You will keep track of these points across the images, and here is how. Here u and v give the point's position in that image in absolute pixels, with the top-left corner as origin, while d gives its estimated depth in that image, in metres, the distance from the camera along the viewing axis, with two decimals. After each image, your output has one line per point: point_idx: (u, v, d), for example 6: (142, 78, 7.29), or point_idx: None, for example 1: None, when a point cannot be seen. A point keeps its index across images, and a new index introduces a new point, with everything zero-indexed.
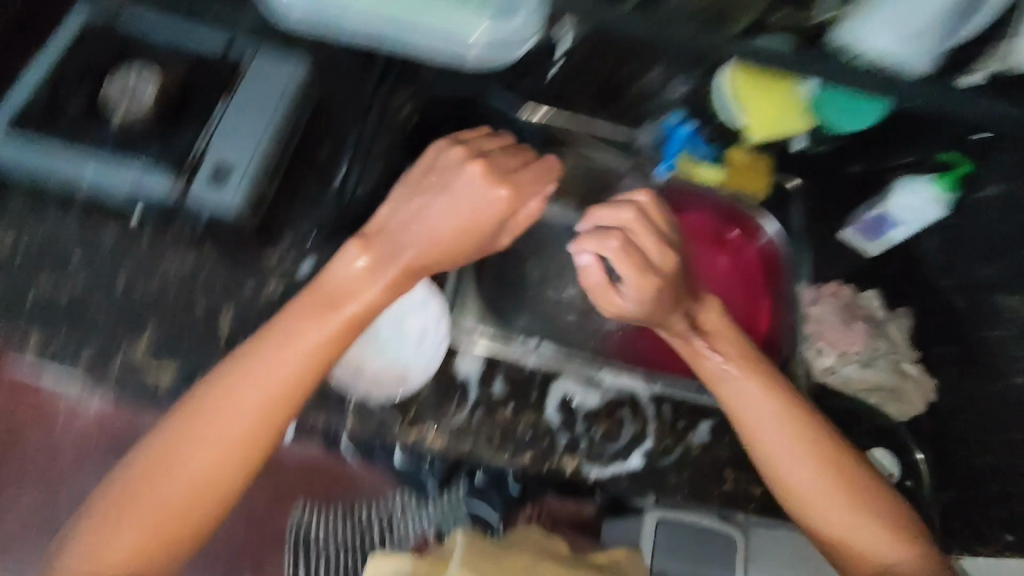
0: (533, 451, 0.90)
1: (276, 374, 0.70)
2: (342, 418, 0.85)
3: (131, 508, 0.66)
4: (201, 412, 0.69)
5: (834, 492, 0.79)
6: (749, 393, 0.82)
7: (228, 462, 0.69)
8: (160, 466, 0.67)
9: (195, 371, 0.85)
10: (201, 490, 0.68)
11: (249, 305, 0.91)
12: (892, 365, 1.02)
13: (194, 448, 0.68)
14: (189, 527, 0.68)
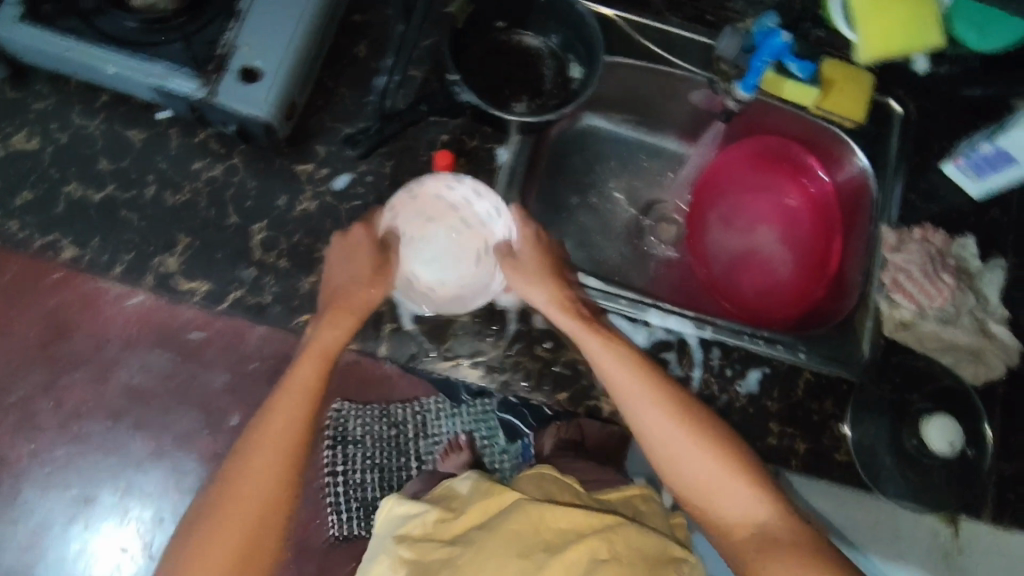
0: (569, 389, 0.87)
1: (314, 374, 0.74)
2: (377, 342, 0.85)
3: (225, 521, 0.68)
4: (278, 407, 0.72)
5: (712, 483, 0.72)
6: (614, 370, 0.77)
7: (288, 464, 0.71)
8: (235, 477, 0.70)
9: (242, 277, 0.85)
10: (274, 490, 0.70)
11: (283, 218, 0.88)
12: (975, 324, 0.91)
13: (268, 445, 0.71)
14: (263, 534, 0.69)
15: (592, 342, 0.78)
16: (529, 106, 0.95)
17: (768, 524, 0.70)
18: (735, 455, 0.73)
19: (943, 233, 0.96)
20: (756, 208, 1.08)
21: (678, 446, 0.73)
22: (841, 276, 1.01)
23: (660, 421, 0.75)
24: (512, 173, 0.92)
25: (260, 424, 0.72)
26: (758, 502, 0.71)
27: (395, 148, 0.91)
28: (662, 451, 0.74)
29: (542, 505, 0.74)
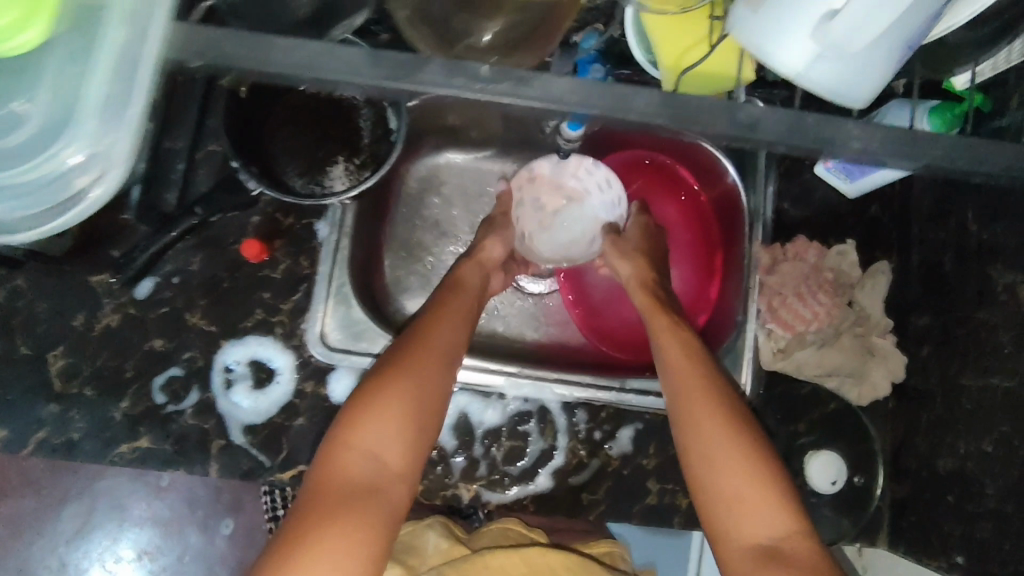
0: (424, 481, 0.81)
1: (454, 331, 0.71)
2: (206, 463, 0.78)
3: (325, 483, 0.59)
4: (420, 362, 0.66)
5: (744, 495, 0.59)
6: (675, 363, 0.68)
7: (420, 421, 0.63)
8: (355, 433, 0.61)
9: (47, 412, 0.78)
10: (408, 461, 0.62)
11: (82, 341, 0.79)
12: (857, 342, 0.85)
13: (407, 390, 0.63)
14: (387, 491, 0.60)
15: (659, 335, 0.73)
16: (351, 180, 0.82)
17: (781, 540, 0.56)
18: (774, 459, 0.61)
19: (819, 244, 0.88)
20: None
21: (747, 460, 0.60)
22: (723, 300, 0.90)
23: (705, 437, 0.62)
24: (337, 249, 0.82)
25: (392, 372, 0.64)
26: (771, 525, 0.57)
27: (199, 241, 0.81)
28: (694, 452, 0.62)
29: (506, 554, 0.71)
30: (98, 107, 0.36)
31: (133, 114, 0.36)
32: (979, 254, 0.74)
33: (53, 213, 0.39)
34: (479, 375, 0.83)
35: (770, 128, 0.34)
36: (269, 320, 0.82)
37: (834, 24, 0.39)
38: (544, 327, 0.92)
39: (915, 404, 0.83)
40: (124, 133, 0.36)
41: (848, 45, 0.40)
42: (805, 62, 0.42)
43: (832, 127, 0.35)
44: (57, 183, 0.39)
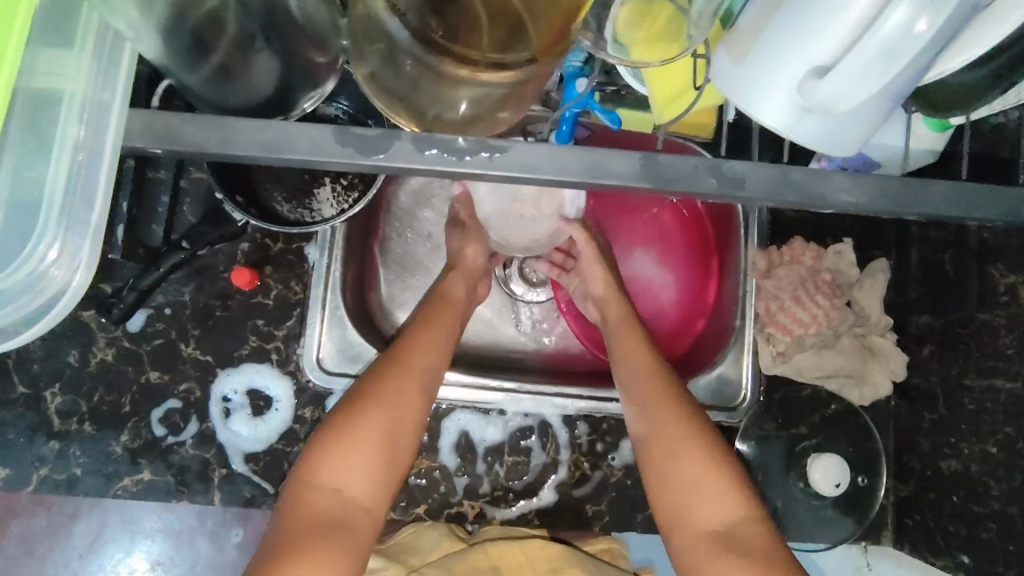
0: (427, 500, 0.81)
1: (426, 358, 0.70)
2: (208, 493, 0.78)
3: (292, 517, 0.59)
4: (384, 390, 0.66)
5: (707, 481, 0.63)
6: (638, 373, 0.72)
7: (393, 447, 0.64)
8: (322, 468, 0.61)
9: (44, 449, 0.78)
10: (374, 493, 0.62)
11: (78, 377, 0.79)
12: (857, 343, 0.85)
13: (371, 418, 0.64)
14: (354, 522, 0.60)
15: (620, 346, 0.76)
16: (337, 206, 0.80)
17: (733, 523, 0.61)
18: (727, 457, 0.65)
19: (816, 245, 0.87)
20: (631, 232, 0.96)
21: (699, 453, 0.65)
22: (719, 304, 0.89)
23: (666, 427, 0.67)
24: (328, 272, 0.80)
25: (355, 404, 0.64)
26: (722, 508, 0.62)
27: (191, 270, 0.81)
28: (655, 450, 0.67)
29: (501, 545, 0.73)
30: (55, 218, 0.41)
31: (95, 218, 0.42)
32: (980, 254, 0.74)
33: (30, 319, 0.43)
34: (476, 391, 0.81)
35: (753, 184, 0.41)
36: (265, 347, 0.81)
37: (822, 86, 0.37)
38: (543, 338, 0.91)
39: (917, 404, 0.83)
40: (88, 240, 0.42)
41: (832, 107, 0.39)
42: (788, 115, 0.42)
43: (818, 180, 0.41)
44: (33, 287, 0.43)
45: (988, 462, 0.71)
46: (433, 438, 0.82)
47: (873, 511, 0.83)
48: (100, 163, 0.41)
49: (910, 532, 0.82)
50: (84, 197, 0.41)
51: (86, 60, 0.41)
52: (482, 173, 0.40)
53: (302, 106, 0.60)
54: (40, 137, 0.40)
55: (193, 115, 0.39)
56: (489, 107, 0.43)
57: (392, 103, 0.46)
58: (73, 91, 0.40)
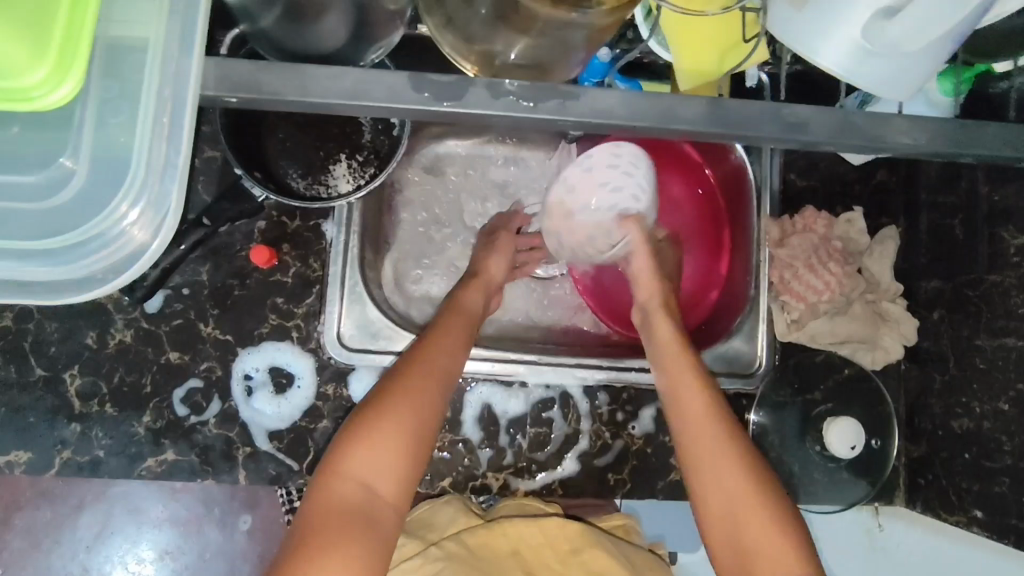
0: (451, 474, 0.82)
1: (448, 354, 0.70)
2: (233, 472, 0.78)
3: (318, 511, 0.60)
4: (408, 385, 0.65)
5: (751, 511, 0.60)
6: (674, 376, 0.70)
7: (417, 442, 0.64)
8: (348, 459, 0.61)
9: (65, 432, 0.77)
10: (400, 486, 0.62)
11: (97, 359, 0.78)
12: (868, 309, 0.86)
13: (396, 413, 0.63)
14: (380, 518, 0.61)
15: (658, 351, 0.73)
16: (353, 181, 0.79)
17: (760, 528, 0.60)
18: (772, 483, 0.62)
19: (827, 213, 0.88)
20: None
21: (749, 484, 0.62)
22: (733, 274, 0.90)
23: (712, 450, 0.64)
24: (346, 249, 0.81)
25: (379, 401, 0.64)
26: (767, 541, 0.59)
27: (207, 249, 0.80)
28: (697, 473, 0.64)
29: (518, 521, 0.74)
30: (143, 165, 0.46)
31: (181, 161, 0.47)
32: (990, 217, 0.75)
33: (121, 263, 0.48)
34: (498, 364, 0.82)
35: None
36: (285, 325, 0.81)
37: (896, 23, 0.44)
38: (560, 312, 0.91)
39: (928, 367, 0.85)
40: (173, 183, 0.47)
41: (902, 45, 0.45)
42: (853, 58, 0.48)
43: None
44: (120, 236, 0.47)
45: (1001, 419, 0.73)
46: (456, 412, 0.83)
47: (886, 473, 0.86)
48: (182, 107, 0.46)
49: (923, 491, 0.85)
50: (171, 142, 0.46)
51: (162, 11, 0.46)
52: (548, 115, 0.47)
53: (370, 57, 0.63)
54: (122, 85, 0.46)
55: (272, 66, 0.47)
56: (552, 48, 0.49)
57: (464, 51, 0.53)
58: (153, 38, 0.46)
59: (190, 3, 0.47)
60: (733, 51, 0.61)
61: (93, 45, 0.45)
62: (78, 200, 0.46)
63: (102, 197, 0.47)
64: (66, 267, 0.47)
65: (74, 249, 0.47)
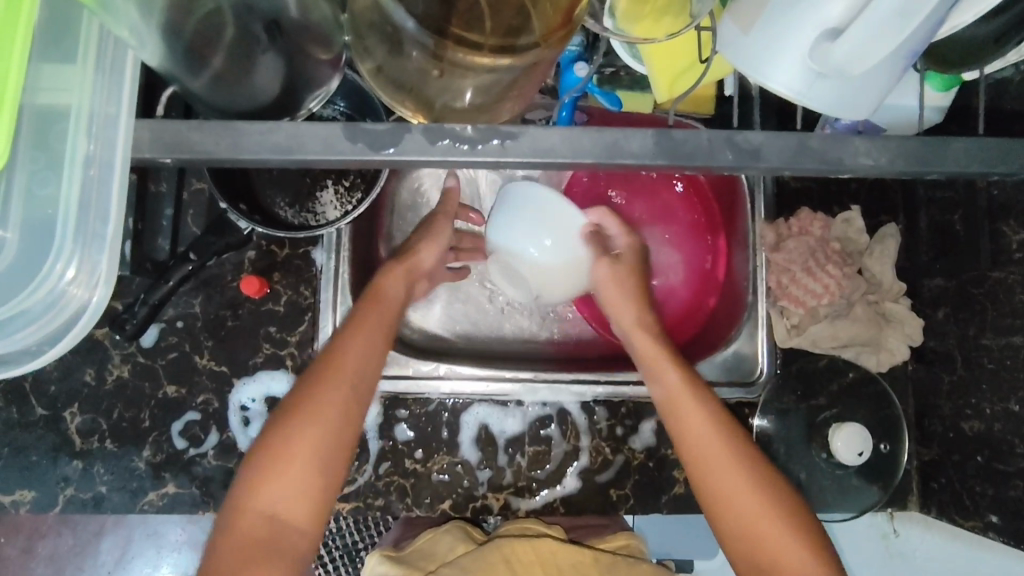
0: (451, 496, 0.81)
1: (361, 359, 0.61)
2: None
3: (224, 549, 0.54)
4: (318, 401, 0.58)
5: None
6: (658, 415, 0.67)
7: (330, 465, 0.57)
8: (257, 493, 0.55)
9: (66, 466, 0.78)
10: (314, 516, 0.56)
11: (96, 395, 0.79)
12: (870, 310, 0.84)
13: (304, 439, 0.56)
14: (294, 549, 0.56)
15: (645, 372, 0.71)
16: (341, 208, 0.78)
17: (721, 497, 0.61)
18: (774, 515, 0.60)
19: (823, 214, 0.86)
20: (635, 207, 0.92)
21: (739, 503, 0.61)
22: (730, 280, 0.88)
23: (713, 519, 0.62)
24: (337, 275, 0.80)
25: (291, 415, 0.57)
26: None
27: (198, 281, 0.81)
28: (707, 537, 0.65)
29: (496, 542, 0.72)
30: (71, 235, 0.43)
31: (109, 230, 0.43)
32: (991, 212, 0.73)
33: (56, 334, 0.45)
34: (493, 384, 0.82)
35: (770, 154, 0.41)
36: (279, 353, 0.81)
37: (835, 48, 0.38)
38: (557, 327, 0.90)
39: (934, 367, 0.83)
40: (105, 255, 0.44)
41: (848, 70, 0.39)
42: (802, 81, 0.42)
43: (836, 145, 0.41)
44: (54, 306, 0.44)
45: (1012, 419, 0.71)
46: (453, 434, 0.82)
47: (898, 477, 0.83)
48: (110, 173, 0.42)
49: (935, 491, 0.82)
50: (99, 211, 0.43)
51: (88, 74, 0.42)
52: (494, 159, 0.40)
53: (308, 106, 0.55)
54: (49, 152, 0.41)
55: (203, 123, 0.40)
56: (500, 91, 0.42)
57: (399, 96, 0.45)
58: (78, 104, 0.42)
59: (118, 58, 0.43)
60: (690, 72, 0.57)
61: (19, 112, 0.40)
62: (7, 271, 0.43)
63: (32, 270, 0.43)
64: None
65: (6, 321, 0.44)
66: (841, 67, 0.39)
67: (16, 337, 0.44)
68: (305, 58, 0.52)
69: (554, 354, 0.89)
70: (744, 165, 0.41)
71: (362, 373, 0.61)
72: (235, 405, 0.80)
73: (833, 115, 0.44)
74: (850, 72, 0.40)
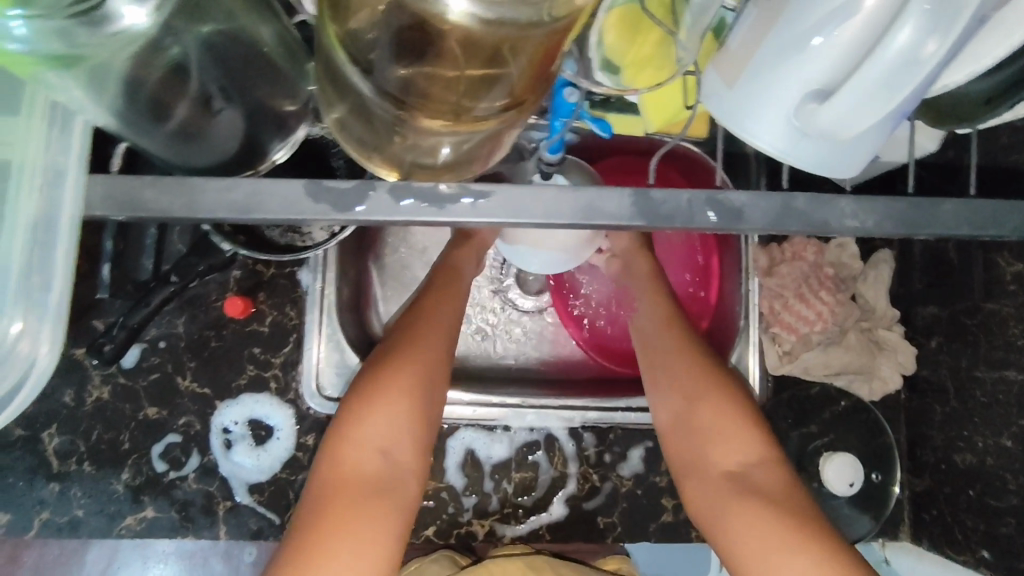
0: (435, 522, 0.80)
1: (444, 320, 0.69)
2: (213, 527, 0.77)
3: (336, 478, 0.58)
4: (417, 345, 0.65)
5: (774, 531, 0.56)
6: (659, 374, 0.69)
7: (429, 401, 0.63)
8: (361, 425, 0.60)
9: (41, 488, 0.76)
10: (417, 452, 0.62)
11: (74, 417, 0.78)
12: (862, 339, 0.83)
13: (404, 378, 0.62)
14: (401, 483, 0.60)
15: (656, 321, 0.73)
16: (328, 229, 0.77)
17: (753, 469, 0.61)
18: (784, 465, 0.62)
19: (816, 239, 0.85)
20: None
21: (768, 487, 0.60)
22: (722, 305, 0.88)
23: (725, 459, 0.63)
24: (324, 296, 0.80)
25: (388, 357, 0.63)
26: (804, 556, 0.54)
27: (182, 301, 0.80)
28: (699, 493, 0.63)
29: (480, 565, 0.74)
30: (12, 296, 0.41)
31: (51, 296, 0.41)
32: (985, 244, 0.72)
33: None
34: (480, 409, 0.81)
35: (754, 214, 0.40)
36: (262, 376, 0.80)
37: (823, 111, 0.38)
38: (545, 348, 0.89)
39: (927, 397, 0.82)
40: (47, 322, 0.42)
41: (835, 132, 0.39)
42: (787, 140, 0.42)
43: (822, 206, 0.40)
44: None
45: (1004, 455, 0.70)
46: (438, 458, 0.81)
47: (887, 507, 0.83)
48: (54, 231, 0.40)
49: (926, 523, 0.81)
50: (43, 274, 0.41)
51: (36, 127, 0.41)
52: (468, 219, 0.39)
53: (274, 156, 0.57)
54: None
55: (155, 179, 0.38)
56: (469, 150, 0.42)
57: (369, 153, 0.44)
58: (25, 159, 0.41)
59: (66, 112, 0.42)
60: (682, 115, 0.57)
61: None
62: None
63: None
64: None
65: None
66: (829, 128, 0.39)
67: None
68: None
69: (542, 376, 0.88)
70: (730, 225, 0.40)
71: (442, 331, 0.68)
72: (213, 428, 0.79)
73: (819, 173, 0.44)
74: (837, 134, 0.39)
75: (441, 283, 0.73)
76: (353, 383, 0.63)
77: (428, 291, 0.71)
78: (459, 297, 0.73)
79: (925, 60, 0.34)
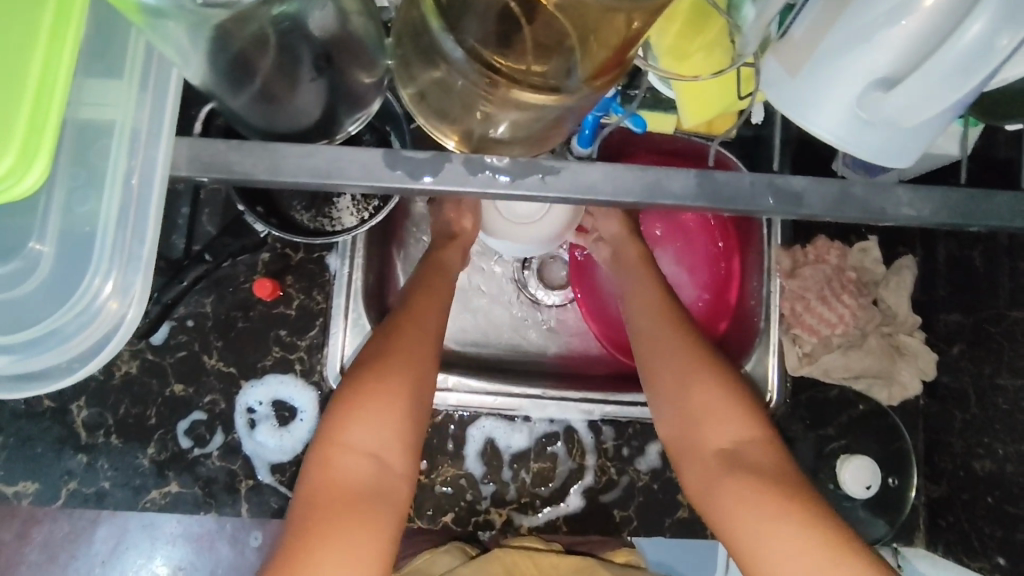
0: (454, 509, 0.80)
1: (430, 320, 0.69)
2: (236, 505, 0.78)
3: (324, 483, 0.60)
4: (404, 346, 0.66)
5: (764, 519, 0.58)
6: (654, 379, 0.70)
7: (417, 404, 0.64)
8: (346, 431, 0.61)
9: (68, 459, 0.78)
10: (406, 455, 0.63)
11: (103, 390, 0.79)
12: (883, 343, 0.84)
13: (392, 382, 0.63)
14: (390, 486, 0.61)
15: (648, 322, 0.73)
16: (357, 215, 0.78)
17: (737, 439, 0.64)
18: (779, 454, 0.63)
19: (840, 243, 0.86)
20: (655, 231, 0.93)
21: (756, 455, 0.63)
22: (743, 306, 0.87)
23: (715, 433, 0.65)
24: (349, 281, 0.80)
25: (376, 361, 0.64)
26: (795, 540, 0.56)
27: (211, 281, 0.81)
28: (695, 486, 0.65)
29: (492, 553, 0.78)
30: (108, 254, 0.44)
31: (144, 251, 0.44)
32: (1011, 251, 0.72)
33: (87, 354, 0.46)
34: (501, 398, 0.82)
35: (812, 200, 0.41)
36: (288, 357, 0.81)
37: (890, 100, 0.40)
38: (565, 342, 0.90)
39: (946, 404, 0.82)
40: (138, 276, 0.44)
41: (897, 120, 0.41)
42: (847, 127, 0.44)
43: (879, 195, 0.42)
44: (88, 325, 0.45)
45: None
46: (459, 446, 0.82)
47: (904, 513, 0.82)
48: (148, 191, 0.43)
49: (942, 529, 0.81)
50: (134, 232, 0.43)
51: (133, 91, 0.44)
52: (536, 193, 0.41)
53: (347, 130, 0.56)
54: (91, 171, 0.44)
55: (243, 144, 0.40)
56: (537, 129, 0.45)
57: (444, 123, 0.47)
58: (122, 119, 0.43)
59: (163, 76, 0.44)
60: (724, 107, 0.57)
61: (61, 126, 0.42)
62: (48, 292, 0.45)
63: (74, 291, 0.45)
64: (34, 361, 0.45)
65: (41, 342, 0.45)
66: (893, 116, 0.41)
67: (48, 353, 0.45)
68: (332, 70, 0.51)
69: (561, 369, 0.88)
70: (787, 208, 0.41)
71: (428, 328, 0.68)
72: (240, 404, 0.80)
73: (875, 161, 0.45)
74: (900, 122, 0.41)
75: (431, 283, 0.73)
76: (338, 388, 0.64)
77: (419, 289, 0.72)
78: (445, 297, 0.73)
79: (997, 52, 0.35)
